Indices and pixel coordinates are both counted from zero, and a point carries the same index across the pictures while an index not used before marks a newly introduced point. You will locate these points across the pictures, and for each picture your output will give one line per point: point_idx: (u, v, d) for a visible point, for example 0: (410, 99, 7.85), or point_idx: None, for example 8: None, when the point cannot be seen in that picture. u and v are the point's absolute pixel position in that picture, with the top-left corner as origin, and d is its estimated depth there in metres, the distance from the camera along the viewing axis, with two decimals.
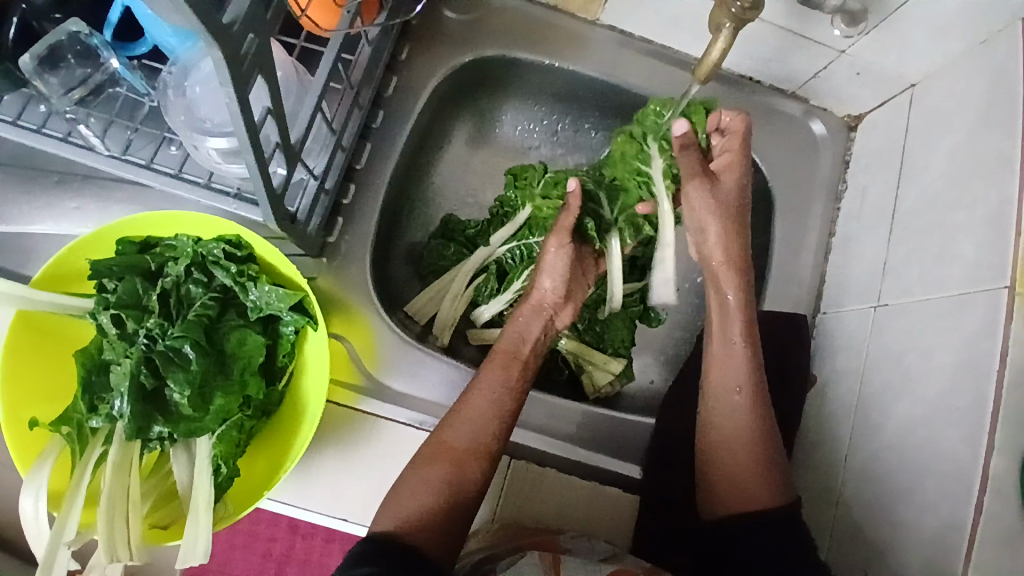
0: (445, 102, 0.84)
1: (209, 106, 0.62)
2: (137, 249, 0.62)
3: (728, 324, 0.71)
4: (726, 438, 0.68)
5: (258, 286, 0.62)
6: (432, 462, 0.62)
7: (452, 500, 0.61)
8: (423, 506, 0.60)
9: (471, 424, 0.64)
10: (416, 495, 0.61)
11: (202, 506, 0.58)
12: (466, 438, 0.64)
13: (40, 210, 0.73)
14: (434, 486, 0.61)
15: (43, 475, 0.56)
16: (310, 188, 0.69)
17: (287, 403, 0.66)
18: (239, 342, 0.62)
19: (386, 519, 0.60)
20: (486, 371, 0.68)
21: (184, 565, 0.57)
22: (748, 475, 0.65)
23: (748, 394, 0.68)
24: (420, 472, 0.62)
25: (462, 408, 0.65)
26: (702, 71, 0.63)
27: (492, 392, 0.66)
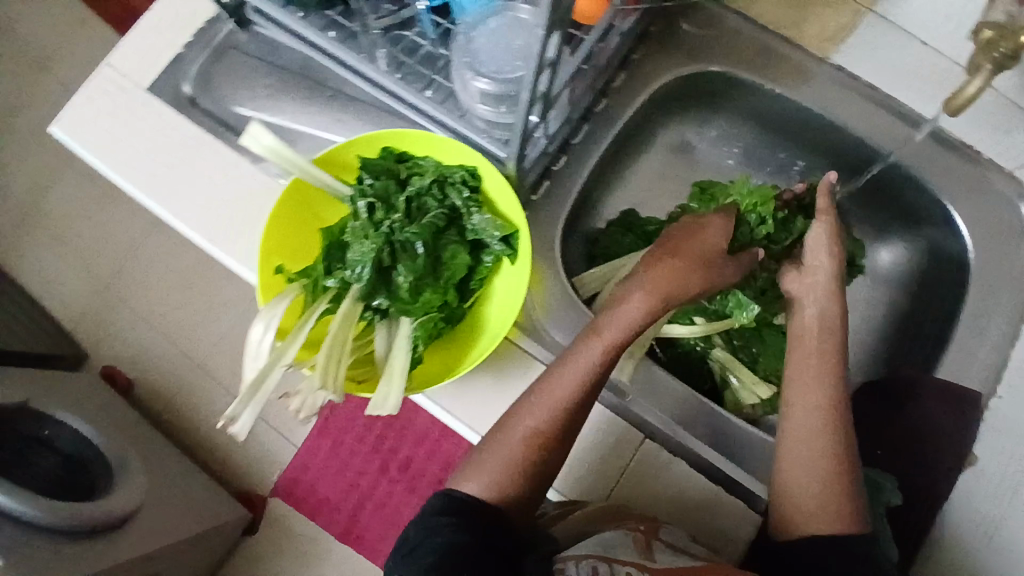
0: (660, 105, 0.90)
1: (487, 54, 0.69)
2: (395, 159, 0.73)
3: (809, 379, 0.73)
4: (803, 469, 0.70)
5: (481, 213, 0.72)
6: (518, 443, 0.70)
7: (530, 473, 0.70)
8: (505, 475, 0.69)
9: (552, 409, 0.69)
10: (500, 463, 0.70)
11: (394, 372, 0.68)
12: (549, 421, 0.69)
13: (310, 114, 0.87)
14: (519, 455, 0.69)
15: (279, 310, 0.67)
16: (541, 146, 0.76)
17: (470, 318, 0.75)
18: (453, 255, 0.72)
19: (472, 481, 0.70)
20: (577, 353, 0.71)
21: (373, 413, 0.67)
22: (829, 497, 0.70)
23: (834, 412, 0.72)
24: (505, 441, 0.70)
25: (547, 387, 0.70)
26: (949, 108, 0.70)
27: (582, 371, 0.70)
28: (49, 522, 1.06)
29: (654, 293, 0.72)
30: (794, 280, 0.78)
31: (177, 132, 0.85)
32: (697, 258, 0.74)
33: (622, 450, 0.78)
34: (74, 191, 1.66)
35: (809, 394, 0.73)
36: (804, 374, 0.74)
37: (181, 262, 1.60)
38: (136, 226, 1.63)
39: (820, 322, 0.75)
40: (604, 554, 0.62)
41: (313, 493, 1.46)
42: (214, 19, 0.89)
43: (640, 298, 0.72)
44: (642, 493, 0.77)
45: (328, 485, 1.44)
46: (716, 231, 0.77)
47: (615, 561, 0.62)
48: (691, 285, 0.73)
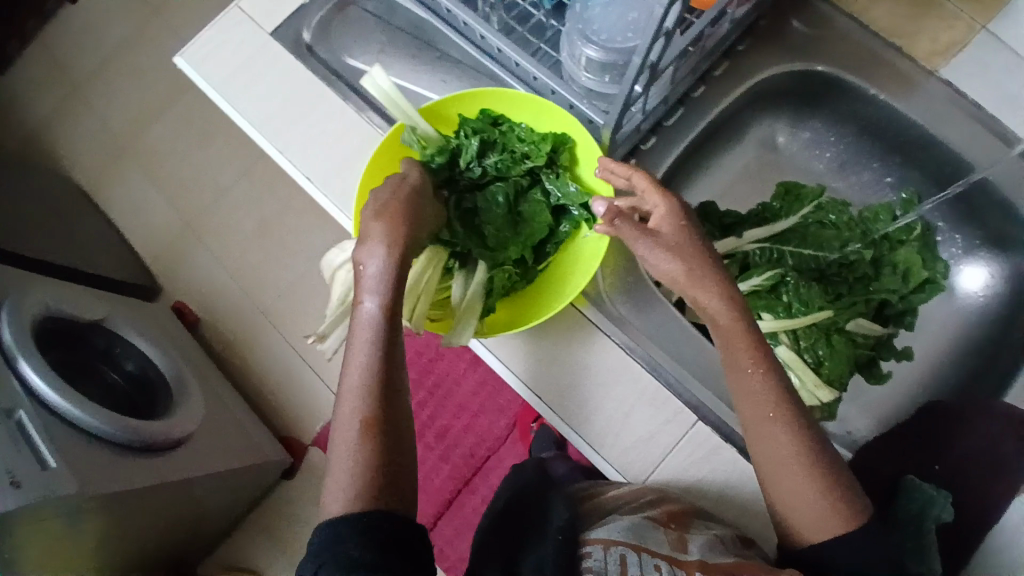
0: (758, 101, 0.90)
1: (602, 22, 0.71)
2: (490, 121, 0.77)
3: (739, 360, 0.66)
4: (771, 464, 0.64)
5: (564, 180, 0.76)
6: (360, 439, 0.59)
7: (389, 468, 0.58)
8: (359, 479, 0.57)
9: (366, 384, 0.61)
10: (344, 465, 0.58)
11: (468, 312, 0.71)
12: (371, 402, 0.60)
13: (415, 71, 0.92)
14: (357, 454, 0.58)
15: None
16: (635, 120, 0.77)
17: (542, 278, 0.78)
18: (534, 214, 0.76)
19: (334, 503, 0.57)
20: (353, 337, 0.63)
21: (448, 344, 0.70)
22: (809, 497, 0.63)
23: (785, 417, 0.64)
24: (342, 443, 0.59)
25: (348, 373, 0.62)
26: None
27: (366, 343, 0.62)
28: (110, 433, 1.10)
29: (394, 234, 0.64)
30: (623, 227, 0.67)
31: (291, 74, 0.91)
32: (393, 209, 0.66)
33: (675, 430, 0.77)
34: (170, 131, 1.75)
35: (737, 369, 0.66)
36: (745, 393, 0.66)
37: (260, 211, 1.68)
38: (222, 171, 1.71)
39: (716, 309, 0.67)
40: (634, 543, 0.69)
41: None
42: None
43: (380, 229, 0.64)
44: (684, 479, 0.76)
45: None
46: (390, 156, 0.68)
47: (646, 551, 0.68)
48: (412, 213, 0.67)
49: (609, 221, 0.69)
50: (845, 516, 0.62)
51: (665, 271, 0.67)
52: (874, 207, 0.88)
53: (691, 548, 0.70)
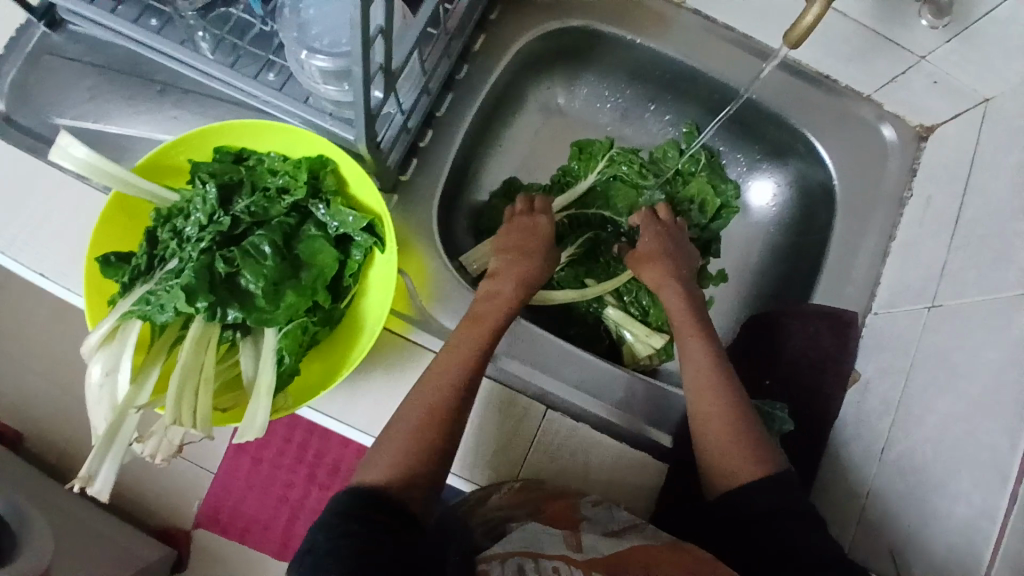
0: (528, 65, 0.88)
1: (321, 27, 0.63)
2: (233, 159, 0.67)
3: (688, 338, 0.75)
4: (706, 422, 0.69)
5: (334, 206, 0.67)
6: (423, 428, 0.64)
7: (438, 460, 0.63)
8: (404, 458, 0.62)
9: (447, 386, 0.66)
10: (389, 453, 0.63)
11: (262, 390, 0.62)
12: (446, 401, 0.65)
13: (141, 113, 0.78)
14: (405, 452, 0.63)
15: (130, 339, 0.61)
16: (395, 122, 0.72)
17: (347, 319, 0.70)
18: (315, 251, 0.67)
19: (376, 468, 0.62)
20: (455, 341, 0.69)
21: (243, 440, 0.60)
22: (733, 442, 0.67)
23: (721, 386, 0.71)
24: (399, 429, 0.64)
25: (436, 372, 0.67)
26: (793, 35, 0.62)
27: (461, 350, 0.68)
28: None
29: (525, 274, 0.77)
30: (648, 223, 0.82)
31: None
32: (520, 250, 0.79)
33: (526, 425, 0.75)
34: None
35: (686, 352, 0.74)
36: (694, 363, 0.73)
37: None
38: None
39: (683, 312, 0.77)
40: (528, 551, 0.52)
41: (239, 517, 1.06)
42: (22, 23, 0.77)
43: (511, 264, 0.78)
44: (551, 465, 0.75)
45: (256, 504, 1.05)
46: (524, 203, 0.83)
47: (542, 556, 0.52)
48: (535, 269, 0.77)
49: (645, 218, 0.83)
50: (759, 458, 0.66)
51: (654, 274, 0.80)
52: (663, 145, 0.89)
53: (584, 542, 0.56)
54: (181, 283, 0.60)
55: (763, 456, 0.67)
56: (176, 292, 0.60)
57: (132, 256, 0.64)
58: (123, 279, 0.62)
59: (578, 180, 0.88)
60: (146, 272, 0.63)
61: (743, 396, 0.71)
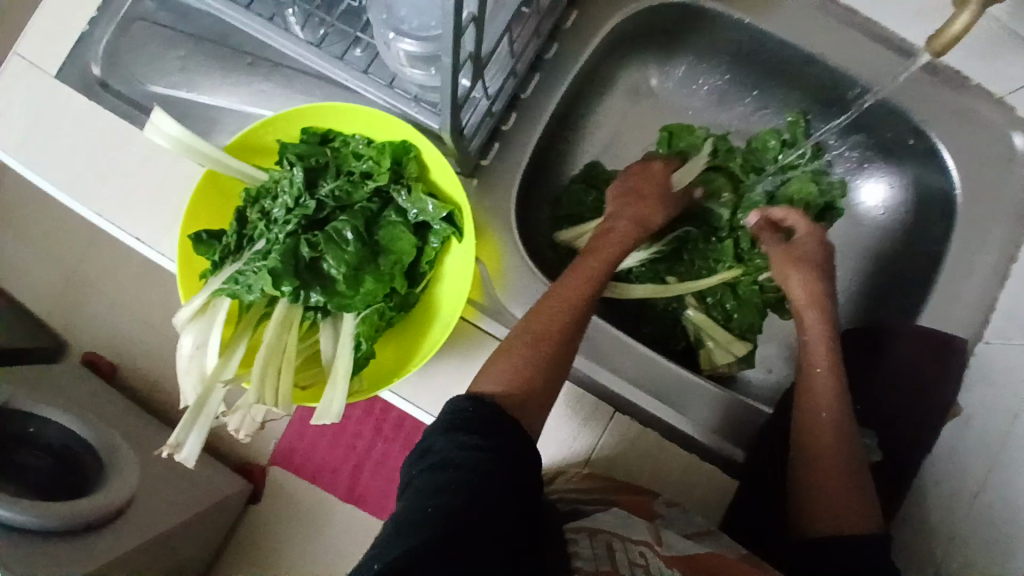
0: (620, 44, 0.83)
1: (410, 8, 0.62)
2: (319, 140, 0.67)
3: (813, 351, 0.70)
4: (822, 456, 0.64)
5: (414, 193, 0.66)
6: (536, 341, 0.63)
7: (552, 376, 0.63)
8: (519, 377, 0.62)
9: (567, 306, 0.66)
10: (506, 362, 0.62)
11: (338, 375, 0.63)
12: (563, 321, 0.65)
13: (230, 86, 0.79)
14: (519, 362, 0.62)
15: (219, 313, 0.66)
16: (480, 107, 0.70)
17: (422, 305, 0.70)
18: (394, 238, 0.67)
19: (489, 382, 0.62)
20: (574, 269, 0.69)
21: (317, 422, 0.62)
22: (837, 482, 0.63)
23: (836, 404, 0.67)
24: (515, 340, 0.64)
25: (562, 292, 0.66)
26: (938, 43, 0.57)
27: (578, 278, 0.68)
28: None
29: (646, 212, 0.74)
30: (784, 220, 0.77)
31: (91, 122, 0.77)
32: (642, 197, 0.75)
33: (595, 425, 0.74)
34: None
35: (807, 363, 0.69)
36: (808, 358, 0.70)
37: None
38: None
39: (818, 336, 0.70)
40: (617, 532, 0.58)
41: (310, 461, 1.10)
42: None
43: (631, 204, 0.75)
44: (618, 463, 0.74)
45: (324, 451, 1.10)
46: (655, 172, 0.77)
47: (625, 539, 0.57)
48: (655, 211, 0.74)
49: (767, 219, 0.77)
50: (863, 509, 0.62)
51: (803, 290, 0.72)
52: (764, 133, 0.83)
53: (667, 540, 0.58)
54: (267, 266, 0.61)
55: (868, 509, 0.62)
56: (264, 274, 0.62)
57: (222, 235, 0.66)
58: (214, 257, 0.65)
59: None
60: (234, 252, 0.65)
61: (851, 416, 0.67)
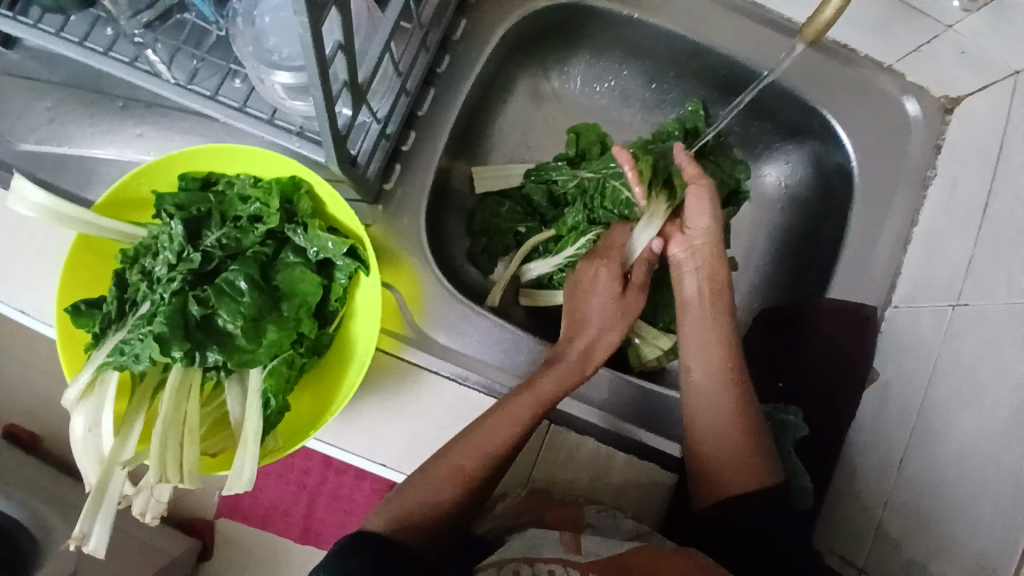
0: (515, 50, 0.82)
1: (279, 36, 0.60)
2: (200, 185, 0.64)
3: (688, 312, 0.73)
4: (705, 428, 0.67)
5: (312, 230, 0.63)
6: (442, 480, 0.61)
7: (457, 518, 0.62)
8: (419, 517, 0.60)
9: (495, 449, 0.62)
10: (417, 500, 0.61)
11: (249, 437, 0.62)
12: (478, 467, 0.62)
13: (102, 133, 0.73)
14: (439, 502, 0.61)
15: (109, 391, 0.62)
16: (371, 131, 0.66)
17: (336, 346, 0.67)
18: (296, 280, 0.63)
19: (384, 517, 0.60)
20: (509, 406, 0.64)
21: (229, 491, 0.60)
22: (735, 457, 0.65)
23: (734, 387, 0.68)
24: (430, 484, 0.61)
25: (485, 432, 0.63)
26: (812, 30, 0.58)
27: (511, 418, 0.63)
28: None
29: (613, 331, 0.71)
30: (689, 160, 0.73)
31: None
32: (614, 314, 0.72)
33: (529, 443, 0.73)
34: None
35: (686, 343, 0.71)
36: (699, 340, 0.71)
37: None
38: None
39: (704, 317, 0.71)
40: (526, 556, 0.52)
41: (257, 506, 0.98)
42: None
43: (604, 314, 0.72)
44: (559, 475, 0.72)
45: (274, 492, 0.97)
46: (611, 248, 0.75)
47: (537, 561, 0.52)
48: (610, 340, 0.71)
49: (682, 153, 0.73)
50: (763, 477, 0.64)
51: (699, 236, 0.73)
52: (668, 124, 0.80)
53: (586, 545, 0.55)
54: (153, 331, 0.58)
55: (767, 469, 0.65)
56: (149, 341, 0.58)
57: (103, 302, 0.63)
58: (96, 328, 0.62)
59: (583, 170, 0.83)
60: (117, 319, 0.62)
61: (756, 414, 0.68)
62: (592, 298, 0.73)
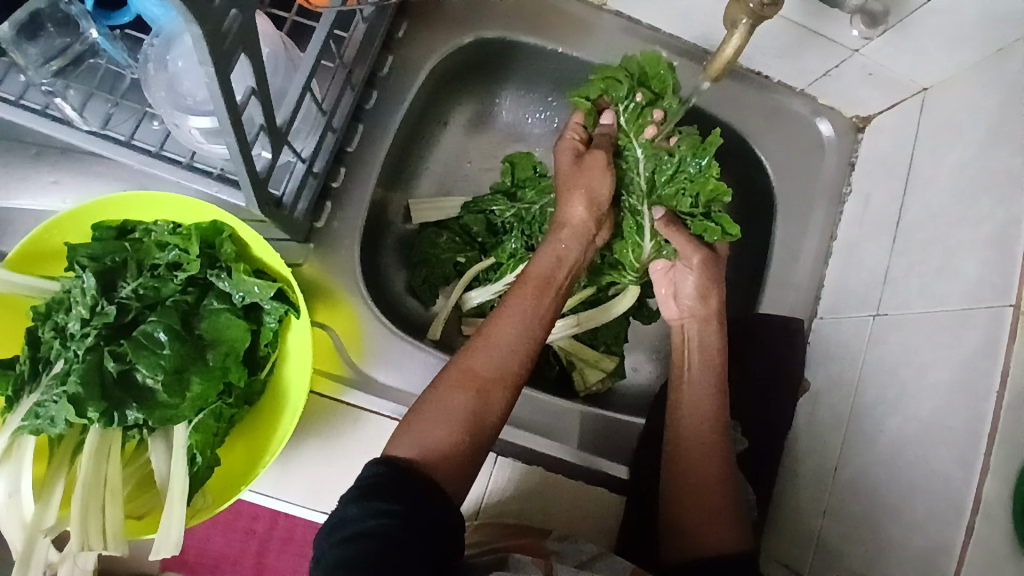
0: (445, 82, 0.82)
1: (192, 81, 0.59)
2: (115, 234, 0.61)
3: (708, 368, 0.71)
4: (696, 477, 0.67)
5: (235, 275, 0.61)
6: (457, 390, 0.59)
7: (479, 427, 0.59)
8: (443, 436, 0.58)
9: (503, 350, 0.62)
10: (437, 416, 0.58)
11: (175, 497, 0.59)
12: (492, 371, 0.61)
13: (15, 180, 0.69)
14: (458, 414, 0.59)
15: (27, 455, 0.58)
16: (297, 171, 0.65)
17: (269, 393, 0.65)
18: (221, 326, 0.61)
19: (406, 444, 0.58)
20: (511, 303, 0.65)
21: (156, 556, 0.58)
22: (721, 513, 0.65)
23: (717, 438, 0.68)
24: (445, 393, 0.59)
25: (494, 337, 0.62)
26: (715, 67, 0.60)
27: (520, 318, 0.64)
28: None
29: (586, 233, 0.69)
30: (677, 235, 0.71)
31: None
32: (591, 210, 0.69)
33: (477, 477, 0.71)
34: None
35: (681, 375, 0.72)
36: (702, 356, 0.72)
37: None
38: None
39: (702, 343, 0.73)
40: None
41: (205, 556, 0.89)
42: None
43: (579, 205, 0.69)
44: (510, 508, 0.71)
45: (219, 542, 0.89)
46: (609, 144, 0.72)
47: None
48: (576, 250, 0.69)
49: (666, 231, 0.72)
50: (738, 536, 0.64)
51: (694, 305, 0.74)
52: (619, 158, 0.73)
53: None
54: (66, 392, 0.55)
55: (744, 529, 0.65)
56: (63, 403, 0.55)
57: (18, 361, 0.60)
58: (8, 390, 0.58)
59: (520, 200, 0.82)
60: (31, 378, 0.58)
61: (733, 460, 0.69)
62: (585, 179, 0.70)
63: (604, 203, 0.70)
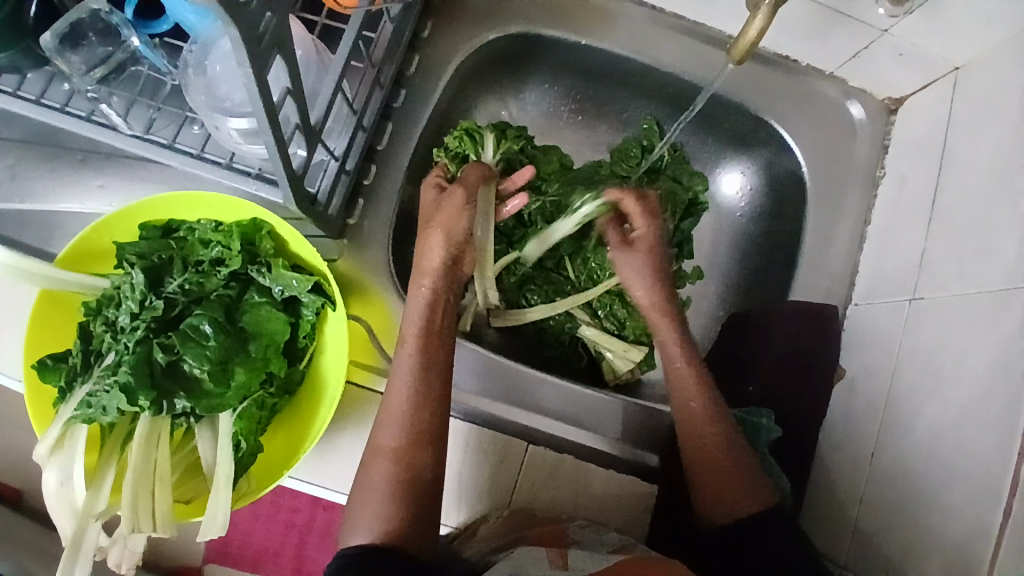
0: (472, 78, 0.84)
1: (230, 85, 0.62)
2: (161, 233, 0.64)
3: (669, 348, 0.73)
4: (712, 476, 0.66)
5: (275, 270, 0.64)
6: (375, 463, 0.62)
7: (410, 485, 0.61)
8: (377, 508, 0.60)
9: (403, 406, 0.63)
10: (366, 492, 0.61)
11: (221, 480, 0.62)
12: (400, 432, 0.62)
13: (64, 186, 0.73)
14: (382, 483, 0.61)
15: (79, 445, 0.62)
16: (331, 169, 0.67)
17: (308, 382, 0.67)
18: (261, 319, 0.63)
19: (353, 529, 0.59)
20: (397, 363, 0.65)
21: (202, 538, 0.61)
22: (732, 478, 0.65)
23: (704, 398, 0.69)
24: (368, 470, 0.62)
25: (390, 402, 0.64)
26: (738, 51, 0.60)
27: (410, 372, 0.64)
28: None
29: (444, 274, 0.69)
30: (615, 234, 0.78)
31: None
32: (446, 239, 0.70)
33: (508, 466, 0.73)
34: None
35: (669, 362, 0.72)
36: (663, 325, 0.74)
37: None
38: None
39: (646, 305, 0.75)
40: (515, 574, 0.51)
41: (247, 550, 0.91)
42: None
43: (434, 240, 0.70)
44: (541, 497, 0.73)
45: (261, 535, 0.91)
46: (472, 174, 0.73)
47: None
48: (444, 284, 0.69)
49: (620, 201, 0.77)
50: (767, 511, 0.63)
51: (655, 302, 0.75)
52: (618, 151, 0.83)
53: (573, 562, 0.53)
54: (119, 382, 0.58)
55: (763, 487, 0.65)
56: (116, 392, 0.59)
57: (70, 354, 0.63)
58: (62, 382, 0.62)
59: (545, 193, 0.82)
60: (84, 369, 0.62)
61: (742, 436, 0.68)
62: (442, 214, 0.70)
63: (460, 237, 0.70)
